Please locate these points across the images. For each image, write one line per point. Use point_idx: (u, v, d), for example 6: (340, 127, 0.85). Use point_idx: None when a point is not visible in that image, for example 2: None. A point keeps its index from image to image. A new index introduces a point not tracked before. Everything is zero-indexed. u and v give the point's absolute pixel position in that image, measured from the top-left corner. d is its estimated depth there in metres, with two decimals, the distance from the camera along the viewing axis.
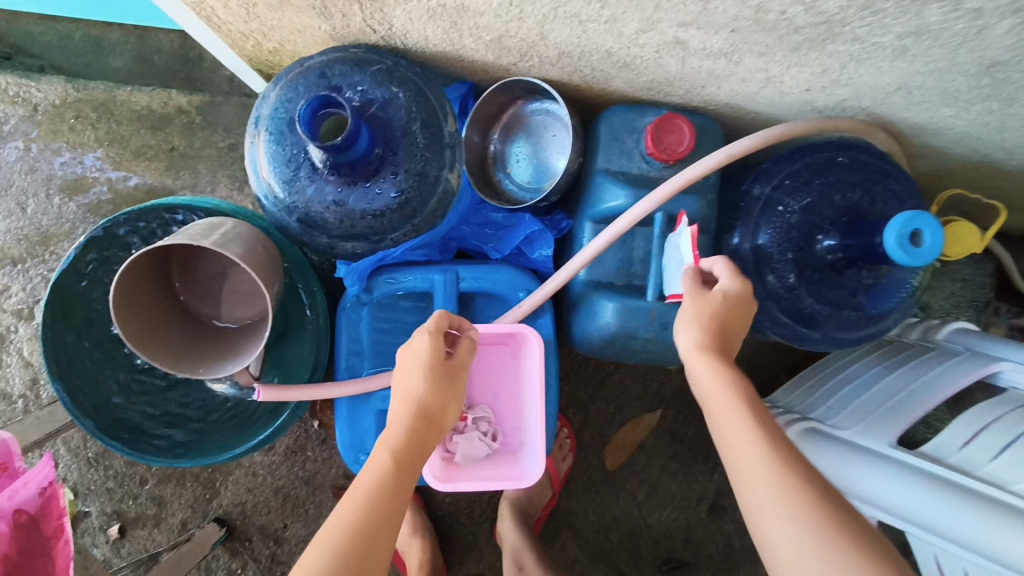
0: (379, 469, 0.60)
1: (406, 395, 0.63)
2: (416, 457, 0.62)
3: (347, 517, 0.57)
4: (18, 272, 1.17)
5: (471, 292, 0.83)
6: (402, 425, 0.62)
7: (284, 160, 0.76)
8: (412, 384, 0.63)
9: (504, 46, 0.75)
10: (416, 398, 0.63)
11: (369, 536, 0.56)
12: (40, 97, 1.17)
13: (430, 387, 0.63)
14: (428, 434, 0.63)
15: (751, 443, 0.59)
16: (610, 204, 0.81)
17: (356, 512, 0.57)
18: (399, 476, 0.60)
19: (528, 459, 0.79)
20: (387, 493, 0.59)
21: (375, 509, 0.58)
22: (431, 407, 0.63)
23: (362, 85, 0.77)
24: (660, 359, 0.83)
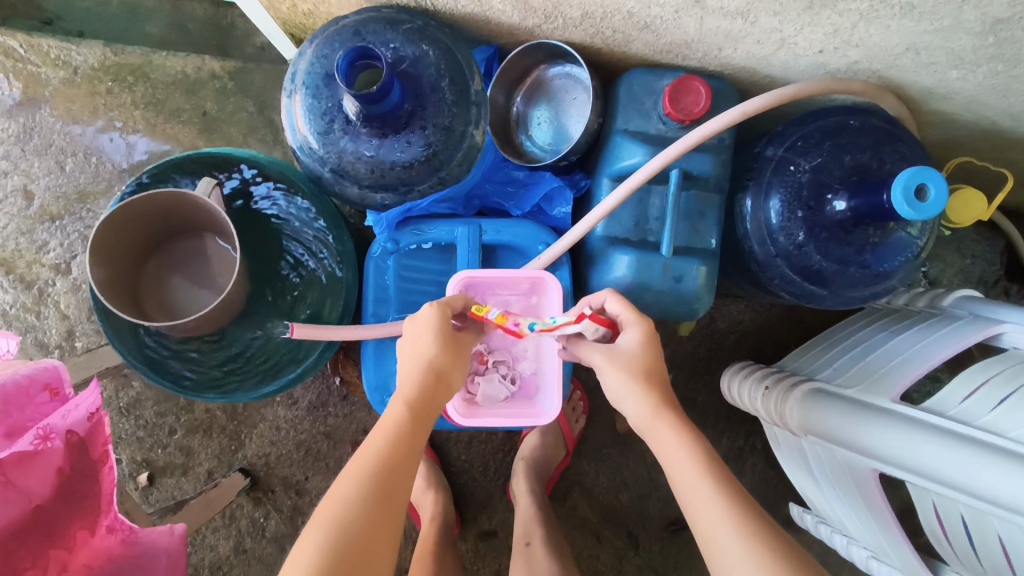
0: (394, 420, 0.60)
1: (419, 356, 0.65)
2: (427, 415, 0.62)
3: (369, 459, 0.57)
4: (56, 228, 1.22)
5: (493, 245, 0.87)
6: (416, 378, 0.63)
7: (319, 112, 0.80)
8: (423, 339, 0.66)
9: (530, 7, 0.79)
10: (429, 360, 0.64)
11: (394, 480, 0.56)
12: (80, 60, 1.21)
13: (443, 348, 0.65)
14: (437, 394, 0.64)
15: (675, 447, 0.60)
16: (626, 162, 0.86)
17: (379, 455, 0.57)
18: (417, 424, 0.61)
19: (544, 402, 0.84)
20: (403, 442, 0.59)
21: (395, 457, 0.57)
22: (444, 367, 0.65)
23: (394, 43, 0.80)
24: (671, 311, 0.88)
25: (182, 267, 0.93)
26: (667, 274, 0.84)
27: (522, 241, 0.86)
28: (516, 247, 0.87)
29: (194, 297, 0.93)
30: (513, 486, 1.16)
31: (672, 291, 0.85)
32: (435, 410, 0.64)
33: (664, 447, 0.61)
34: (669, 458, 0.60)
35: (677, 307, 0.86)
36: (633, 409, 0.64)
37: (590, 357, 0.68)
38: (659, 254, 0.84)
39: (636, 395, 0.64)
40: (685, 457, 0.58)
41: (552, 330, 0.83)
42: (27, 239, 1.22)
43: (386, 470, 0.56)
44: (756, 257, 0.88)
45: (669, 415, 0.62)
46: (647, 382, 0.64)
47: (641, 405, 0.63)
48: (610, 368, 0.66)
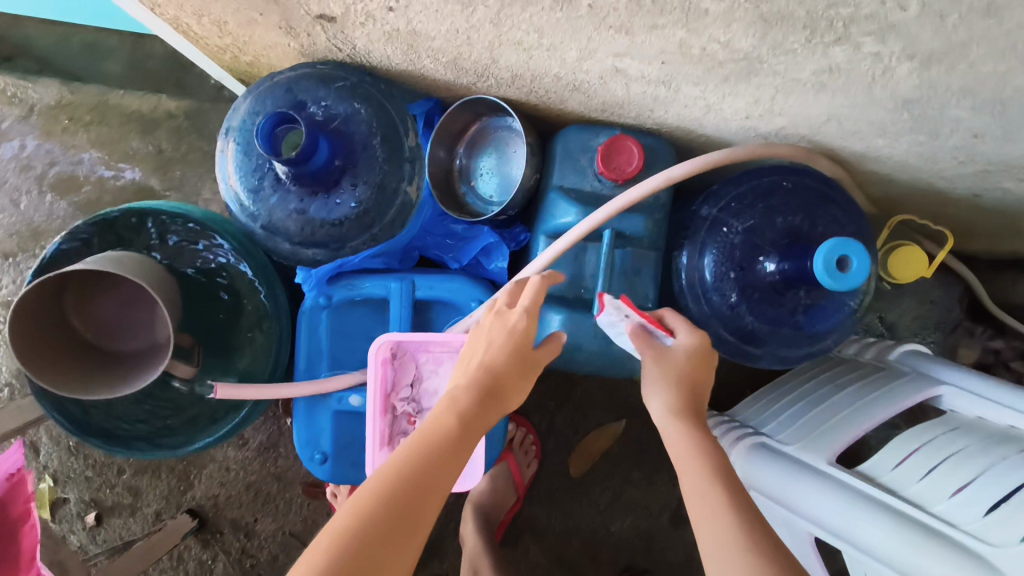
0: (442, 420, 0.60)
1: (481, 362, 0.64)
2: (477, 425, 0.61)
3: (411, 451, 0.57)
4: (8, 266, 1.22)
5: (426, 300, 0.86)
6: (472, 384, 0.63)
7: (250, 169, 0.80)
8: (489, 351, 0.65)
9: (460, 67, 0.78)
10: (488, 367, 0.64)
11: (427, 476, 0.55)
12: (37, 98, 1.22)
13: (507, 357, 0.65)
14: (489, 403, 0.63)
15: (691, 458, 0.64)
16: (561, 220, 0.86)
17: (414, 461, 0.56)
18: (463, 429, 0.60)
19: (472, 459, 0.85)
20: (445, 444, 0.58)
21: (437, 459, 0.56)
22: (502, 378, 0.64)
23: (326, 100, 0.81)
24: (603, 369, 0.88)
25: (108, 312, 0.87)
26: (598, 333, 0.84)
27: (454, 296, 0.86)
28: (449, 302, 0.86)
29: (104, 316, 0.87)
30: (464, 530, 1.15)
31: (604, 351, 0.85)
32: (483, 421, 0.62)
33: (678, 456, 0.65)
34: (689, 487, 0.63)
35: (609, 365, 0.86)
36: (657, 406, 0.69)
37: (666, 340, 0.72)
38: (591, 313, 0.84)
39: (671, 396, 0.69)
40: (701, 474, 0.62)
41: None
42: None
43: (422, 475, 0.55)
44: (692, 315, 0.87)
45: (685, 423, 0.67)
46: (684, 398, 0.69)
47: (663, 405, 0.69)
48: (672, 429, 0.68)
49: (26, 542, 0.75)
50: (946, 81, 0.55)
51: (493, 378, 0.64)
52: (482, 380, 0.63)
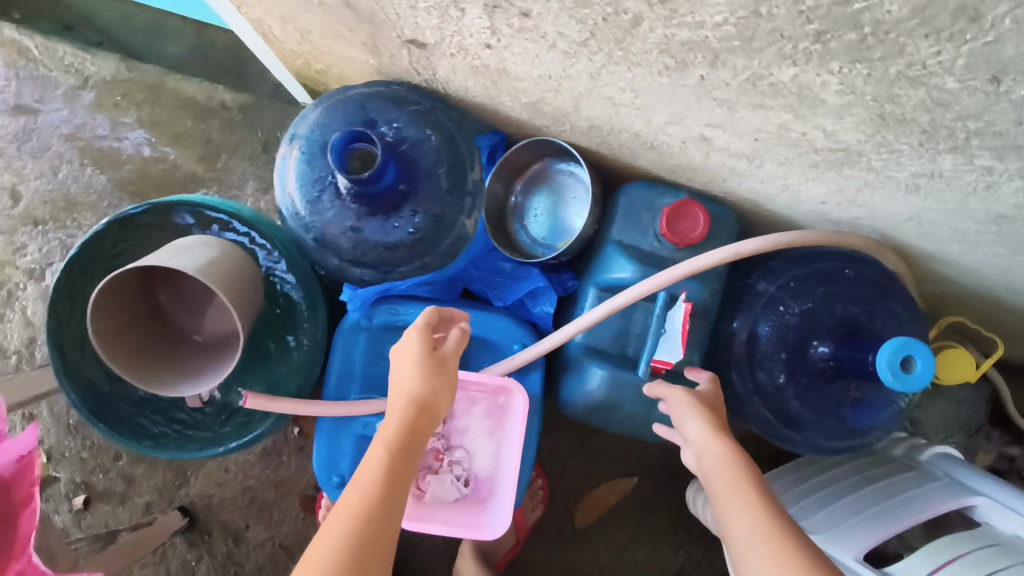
0: (374, 463, 0.57)
1: (401, 391, 0.61)
2: (411, 457, 0.58)
3: (343, 517, 0.53)
4: (37, 233, 1.19)
5: (467, 336, 0.84)
6: (397, 415, 0.60)
7: (311, 180, 0.79)
8: (403, 378, 0.62)
9: (539, 110, 0.77)
10: (410, 394, 0.61)
11: (373, 543, 0.52)
12: (93, 70, 1.21)
13: (423, 378, 0.62)
14: (421, 424, 0.60)
15: (726, 468, 0.63)
16: (616, 275, 0.84)
17: (356, 516, 0.53)
18: (395, 470, 0.57)
19: (495, 507, 0.79)
20: (377, 493, 0.55)
21: (373, 515, 0.53)
22: (426, 398, 0.61)
23: (398, 122, 0.79)
24: (638, 433, 0.85)
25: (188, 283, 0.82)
26: (640, 397, 0.81)
27: (497, 337, 0.84)
28: (490, 342, 0.84)
29: (187, 288, 0.82)
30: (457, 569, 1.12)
31: (644, 416, 0.82)
32: (419, 451, 0.60)
33: (712, 473, 0.63)
34: (731, 509, 0.59)
35: (646, 430, 0.83)
36: (692, 435, 0.67)
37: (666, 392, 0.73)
38: (635, 374, 0.82)
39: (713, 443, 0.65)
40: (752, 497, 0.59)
41: (519, 440, 0.80)
42: (6, 239, 1.19)
43: (371, 529, 0.52)
44: (735, 389, 0.84)
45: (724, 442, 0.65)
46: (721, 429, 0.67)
47: (700, 433, 0.67)
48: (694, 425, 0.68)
49: (22, 529, 0.71)
50: None
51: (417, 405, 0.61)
52: (411, 414, 0.60)
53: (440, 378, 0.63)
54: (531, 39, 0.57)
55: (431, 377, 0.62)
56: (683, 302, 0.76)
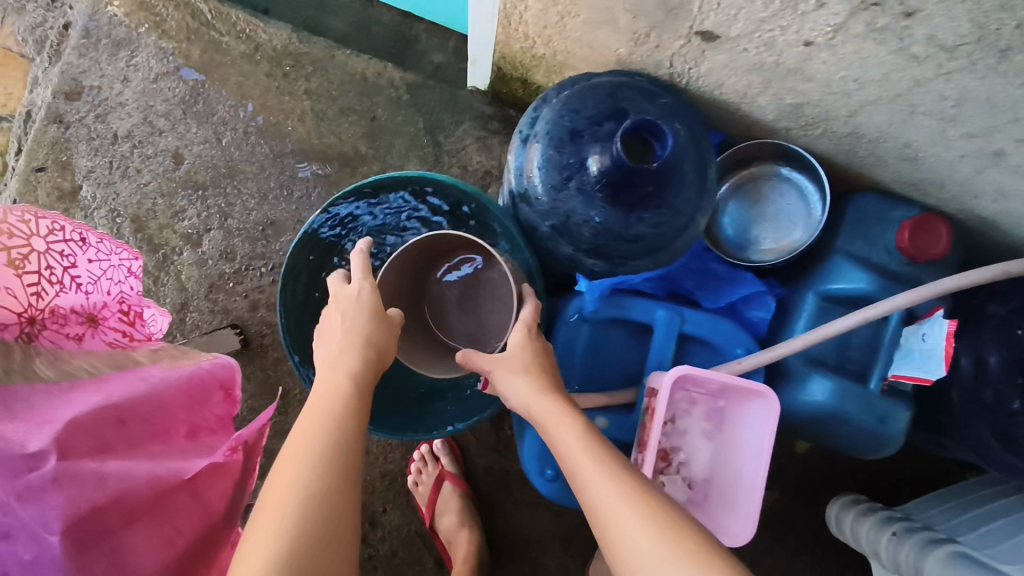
0: (338, 392, 0.62)
1: (348, 328, 0.67)
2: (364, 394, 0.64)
3: (312, 440, 0.57)
4: (197, 198, 1.19)
5: (690, 336, 0.83)
6: (355, 352, 0.65)
7: (558, 166, 0.78)
8: (350, 319, 0.68)
9: (798, 112, 0.76)
10: (366, 333, 0.67)
11: (342, 463, 0.56)
12: (265, 39, 1.20)
13: (374, 322, 0.68)
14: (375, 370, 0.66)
15: (568, 436, 0.61)
16: (843, 286, 0.83)
17: (324, 435, 0.57)
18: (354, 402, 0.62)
19: (736, 516, 0.78)
20: (345, 425, 0.59)
21: (334, 440, 0.57)
22: (375, 340, 0.68)
23: (649, 114, 0.78)
24: (856, 447, 0.84)
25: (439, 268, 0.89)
26: (872, 411, 0.80)
27: (721, 339, 0.83)
28: (712, 344, 0.83)
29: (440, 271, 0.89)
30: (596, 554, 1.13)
31: (871, 430, 0.81)
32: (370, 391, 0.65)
33: (561, 439, 0.61)
34: (584, 473, 0.57)
35: (870, 444, 0.82)
36: (520, 394, 0.66)
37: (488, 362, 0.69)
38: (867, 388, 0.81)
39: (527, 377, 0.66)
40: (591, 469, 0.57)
41: (752, 443, 0.78)
42: (165, 202, 1.18)
43: (325, 451, 0.56)
44: None
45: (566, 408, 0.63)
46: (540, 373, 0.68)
47: (524, 383, 0.66)
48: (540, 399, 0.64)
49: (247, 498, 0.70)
50: None
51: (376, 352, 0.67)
52: (366, 356, 0.66)
53: (380, 322, 0.69)
54: (879, 39, 0.56)
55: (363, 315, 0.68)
56: (943, 319, 0.75)
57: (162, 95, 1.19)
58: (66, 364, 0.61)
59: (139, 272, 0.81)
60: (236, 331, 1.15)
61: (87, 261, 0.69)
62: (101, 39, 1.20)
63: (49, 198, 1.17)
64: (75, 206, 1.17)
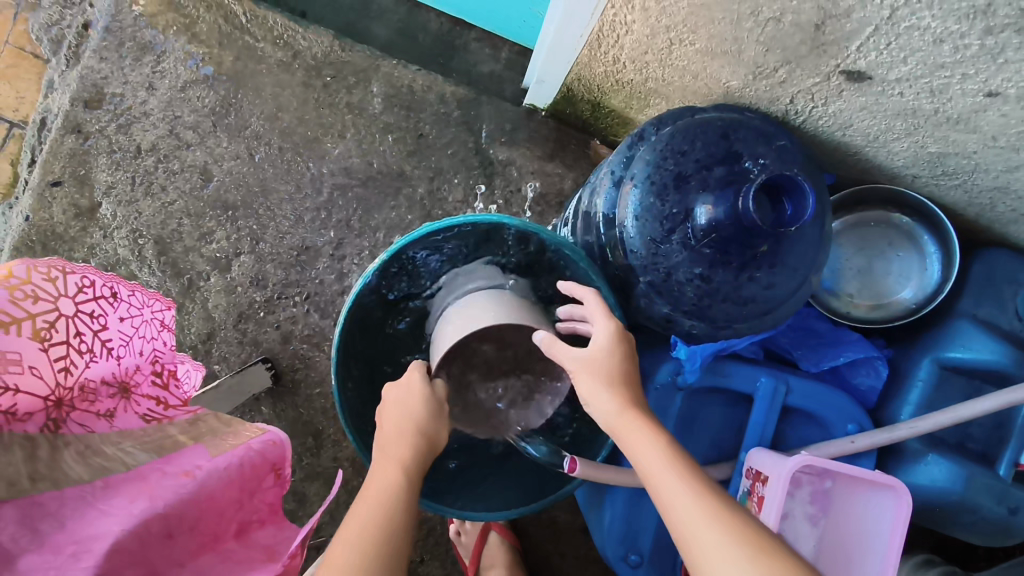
0: (389, 487, 0.57)
1: (409, 419, 0.62)
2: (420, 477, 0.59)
3: (361, 520, 0.53)
4: (227, 219, 1.08)
5: (795, 407, 0.74)
6: (407, 442, 0.61)
7: (659, 215, 0.68)
8: (388, 406, 0.64)
9: (939, 160, 0.66)
10: (415, 423, 0.62)
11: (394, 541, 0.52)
12: (304, 45, 1.10)
13: (427, 414, 0.63)
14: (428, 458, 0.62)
15: (650, 448, 0.52)
16: (970, 354, 0.72)
17: (374, 514, 0.54)
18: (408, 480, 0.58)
19: None
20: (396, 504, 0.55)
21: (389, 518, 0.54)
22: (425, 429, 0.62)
23: (764, 159, 0.68)
24: (977, 537, 0.74)
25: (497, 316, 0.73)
26: (1003, 502, 0.70)
27: (830, 413, 0.73)
28: (818, 417, 0.74)
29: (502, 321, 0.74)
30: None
31: (1000, 522, 0.71)
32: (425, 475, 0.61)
33: (639, 452, 0.53)
34: (659, 487, 0.50)
35: (994, 536, 0.73)
36: (602, 408, 0.57)
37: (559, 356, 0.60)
38: (996, 475, 0.71)
39: (605, 392, 0.57)
40: (674, 482, 0.49)
41: (873, 535, 0.67)
42: (191, 223, 1.08)
43: (369, 536, 0.52)
44: None
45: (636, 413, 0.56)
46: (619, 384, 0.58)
47: (608, 401, 0.57)
48: (623, 419, 0.56)
49: None
50: None
51: (423, 439, 0.62)
52: (418, 446, 0.61)
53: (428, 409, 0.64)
54: None
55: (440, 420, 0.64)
56: None
57: (190, 105, 1.09)
58: (96, 456, 0.52)
59: (172, 324, 0.71)
60: (268, 366, 1.05)
61: (118, 319, 0.59)
62: (125, 41, 1.10)
63: (65, 215, 1.07)
64: (93, 225, 1.07)
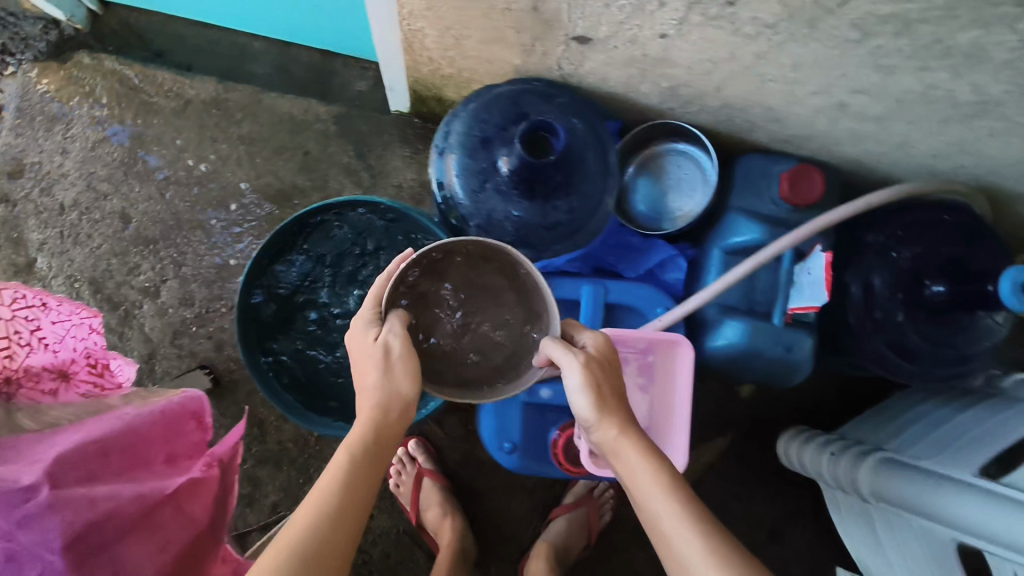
0: (336, 477, 0.61)
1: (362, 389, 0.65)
2: (375, 461, 0.63)
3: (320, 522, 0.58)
4: (149, 252, 1.24)
5: (614, 303, 0.93)
6: (366, 425, 0.63)
7: (474, 171, 0.86)
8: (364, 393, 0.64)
9: (675, 93, 0.86)
10: (387, 395, 0.63)
11: (336, 529, 0.58)
12: (193, 93, 1.27)
13: (389, 380, 0.63)
14: (390, 433, 0.64)
15: (648, 474, 0.61)
16: (743, 239, 0.93)
17: (325, 514, 0.59)
18: (360, 468, 0.62)
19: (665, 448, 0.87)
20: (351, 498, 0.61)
21: (342, 511, 0.60)
22: (392, 404, 0.63)
23: (548, 114, 0.87)
24: (774, 377, 0.95)
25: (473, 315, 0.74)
26: (780, 343, 0.91)
27: (642, 302, 0.93)
28: (635, 308, 0.93)
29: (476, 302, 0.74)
30: (552, 513, 1.28)
31: (783, 360, 0.92)
32: (385, 452, 0.65)
33: (633, 473, 0.62)
34: (659, 509, 0.59)
35: (784, 373, 0.93)
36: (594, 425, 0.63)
37: (552, 355, 0.63)
38: (773, 324, 0.91)
39: (604, 412, 0.63)
40: (677, 505, 0.59)
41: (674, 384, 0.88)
42: (119, 261, 1.24)
43: (311, 545, 0.57)
44: (853, 330, 0.96)
45: (635, 436, 0.63)
46: (619, 403, 0.65)
47: (606, 424, 0.63)
48: (622, 444, 0.63)
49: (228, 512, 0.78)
50: None
51: (389, 415, 0.63)
52: (382, 422, 0.63)
53: (384, 377, 0.63)
54: (717, 26, 0.67)
55: (405, 382, 0.64)
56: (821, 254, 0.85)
57: (102, 161, 1.25)
58: (47, 415, 0.70)
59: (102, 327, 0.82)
60: (206, 371, 1.22)
61: (51, 322, 0.72)
62: (36, 115, 1.26)
63: (6, 274, 1.22)
64: (32, 278, 1.22)
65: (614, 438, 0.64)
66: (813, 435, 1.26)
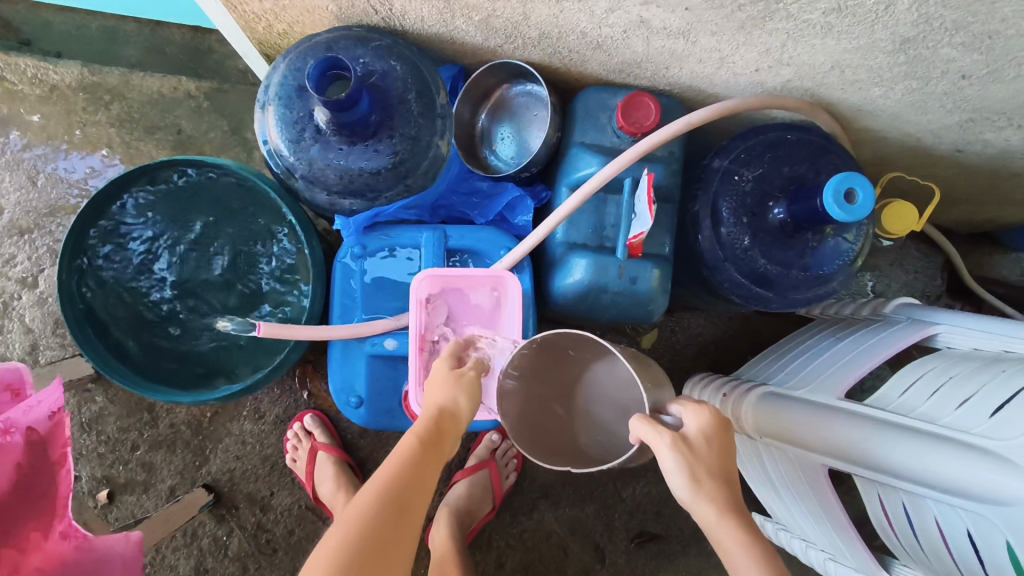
0: (393, 469, 0.61)
1: (429, 401, 0.67)
2: (427, 469, 0.62)
3: (352, 528, 0.56)
4: (25, 242, 1.23)
5: (456, 249, 0.93)
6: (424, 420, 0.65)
7: (291, 121, 0.84)
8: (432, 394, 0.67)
9: (491, 26, 0.85)
10: (437, 401, 0.66)
11: (387, 522, 0.57)
12: (57, 79, 1.24)
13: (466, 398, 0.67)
14: (447, 433, 0.65)
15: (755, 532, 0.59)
16: (582, 172, 0.91)
17: (369, 505, 0.58)
18: (422, 464, 0.62)
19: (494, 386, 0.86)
20: (404, 489, 0.60)
21: (398, 507, 0.59)
22: (450, 404, 0.66)
23: (364, 58, 0.85)
24: (627, 312, 0.93)
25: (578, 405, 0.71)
26: (622, 276, 0.89)
27: (484, 245, 0.93)
28: (478, 252, 0.93)
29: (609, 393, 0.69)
30: (453, 480, 1.27)
31: (628, 293, 0.90)
32: (441, 455, 0.65)
33: (730, 540, 0.59)
34: (733, 555, 0.58)
35: (632, 306, 0.91)
36: (673, 485, 0.60)
37: (645, 435, 0.61)
38: (615, 258, 0.89)
39: (677, 477, 0.59)
40: (747, 539, 0.58)
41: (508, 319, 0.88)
42: None
43: (350, 542, 0.55)
44: (707, 261, 0.94)
45: (732, 519, 0.59)
46: (725, 481, 0.61)
47: (677, 483, 0.59)
48: (699, 502, 0.60)
49: (61, 488, 0.74)
50: (941, 14, 0.62)
51: (437, 418, 0.65)
52: (431, 423, 0.65)
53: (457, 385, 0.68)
54: None
55: (465, 396, 0.67)
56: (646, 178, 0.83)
57: None
58: None
59: None
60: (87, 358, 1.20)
61: None
62: None
63: None
64: None
65: (714, 525, 0.60)
66: (705, 376, 1.25)
